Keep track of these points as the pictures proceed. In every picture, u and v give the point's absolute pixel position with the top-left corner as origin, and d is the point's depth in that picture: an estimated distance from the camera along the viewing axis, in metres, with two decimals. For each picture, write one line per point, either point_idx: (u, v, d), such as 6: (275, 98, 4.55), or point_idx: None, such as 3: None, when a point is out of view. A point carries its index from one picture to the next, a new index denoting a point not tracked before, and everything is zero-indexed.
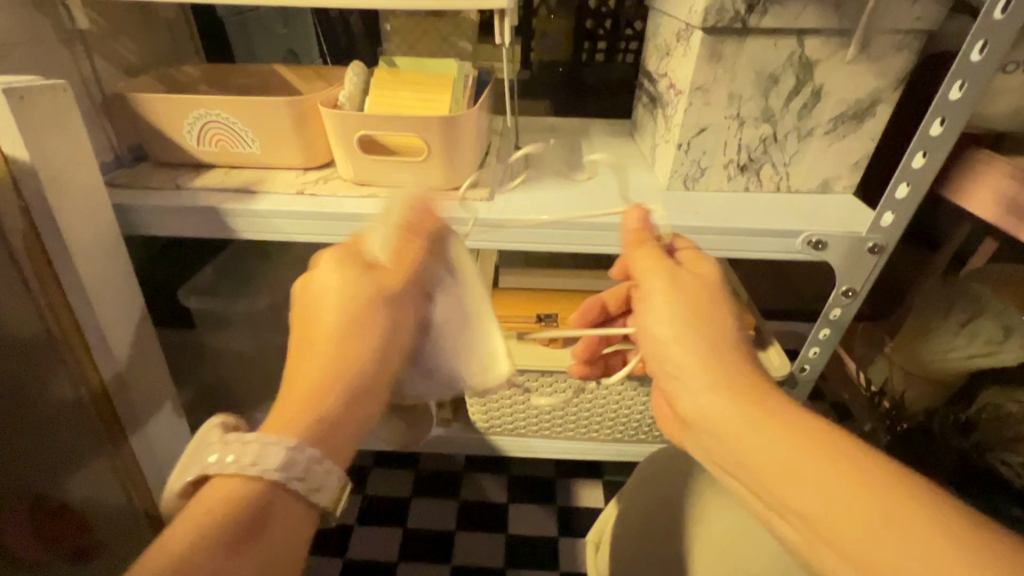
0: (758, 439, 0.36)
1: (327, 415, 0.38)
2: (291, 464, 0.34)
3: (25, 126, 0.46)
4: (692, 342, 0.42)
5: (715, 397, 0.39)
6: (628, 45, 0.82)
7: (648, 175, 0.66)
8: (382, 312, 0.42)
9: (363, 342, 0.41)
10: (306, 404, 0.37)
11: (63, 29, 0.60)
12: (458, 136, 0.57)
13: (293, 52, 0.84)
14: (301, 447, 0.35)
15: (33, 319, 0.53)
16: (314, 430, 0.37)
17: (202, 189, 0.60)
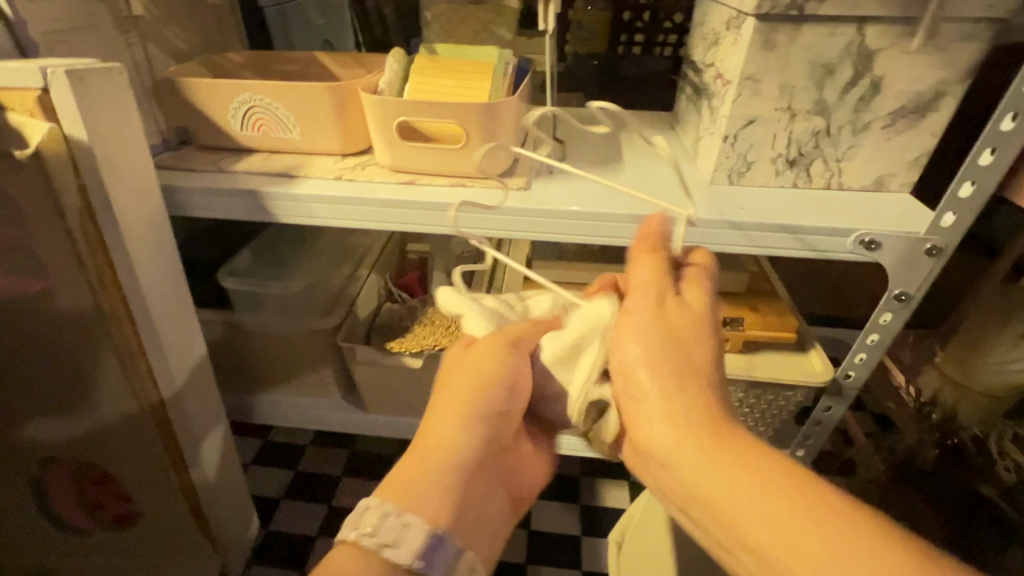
0: (706, 468, 0.36)
1: (428, 487, 0.42)
2: (412, 542, 0.39)
3: (85, 107, 0.47)
4: (665, 374, 0.40)
5: (676, 432, 0.38)
6: (667, 38, 0.80)
7: (688, 168, 0.64)
8: (492, 378, 0.44)
9: (451, 411, 0.44)
10: (410, 478, 0.42)
11: (120, 16, 0.62)
12: (497, 124, 0.56)
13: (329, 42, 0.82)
14: (393, 511, 0.40)
15: (83, 294, 0.55)
16: (434, 505, 0.41)
17: (245, 173, 0.61)
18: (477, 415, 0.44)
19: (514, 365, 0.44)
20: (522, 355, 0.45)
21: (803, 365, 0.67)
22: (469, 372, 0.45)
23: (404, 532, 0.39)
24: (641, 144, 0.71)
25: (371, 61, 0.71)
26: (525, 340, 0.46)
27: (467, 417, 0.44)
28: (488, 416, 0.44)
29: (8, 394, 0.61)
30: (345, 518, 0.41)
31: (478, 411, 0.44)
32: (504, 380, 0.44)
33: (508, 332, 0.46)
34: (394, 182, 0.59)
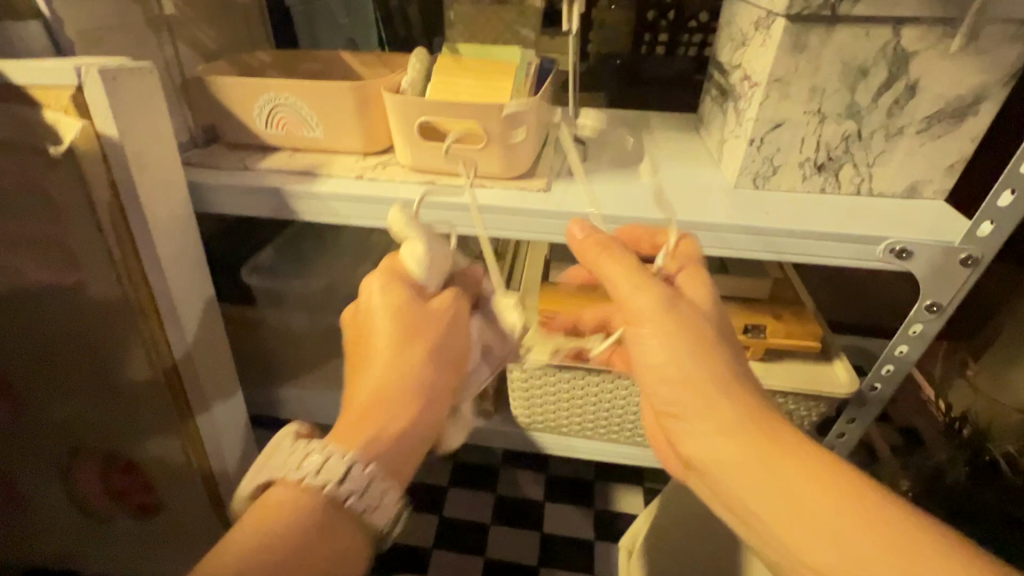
0: (768, 480, 0.39)
1: (386, 438, 0.44)
2: (355, 480, 0.41)
3: (117, 105, 0.48)
4: (699, 384, 0.42)
5: (726, 436, 0.40)
6: (691, 37, 0.79)
7: (712, 172, 0.63)
8: (437, 333, 0.47)
9: (411, 357, 0.46)
10: (358, 422, 0.44)
11: (152, 15, 0.63)
12: (518, 125, 0.56)
13: (354, 41, 0.85)
14: (374, 475, 0.42)
15: (111, 286, 0.57)
16: (375, 449, 0.43)
17: (269, 171, 0.62)
18: (435, 365, 0.47)
19: (457, 322, 0.49)
20: (460, 312, 0.49)
21: (827, 376, 0.65)
22: (413, 326, 0.46)
23: (383, 501, 0.42)
24: (663, 145, 0.70)
25: (395, 61, 0.71)
26: (463, 302, 0.50)
27: (424, 367, 0.46)
28: (441, 369, 0.47)
29: (40, 381, 0.63)
30: (314, 466, 0.41)
31: (431, 365, 0.46)
32: (445, 333, 0.47)
33: (453, 294, 0.49)
34: (414, 182, 0.59)
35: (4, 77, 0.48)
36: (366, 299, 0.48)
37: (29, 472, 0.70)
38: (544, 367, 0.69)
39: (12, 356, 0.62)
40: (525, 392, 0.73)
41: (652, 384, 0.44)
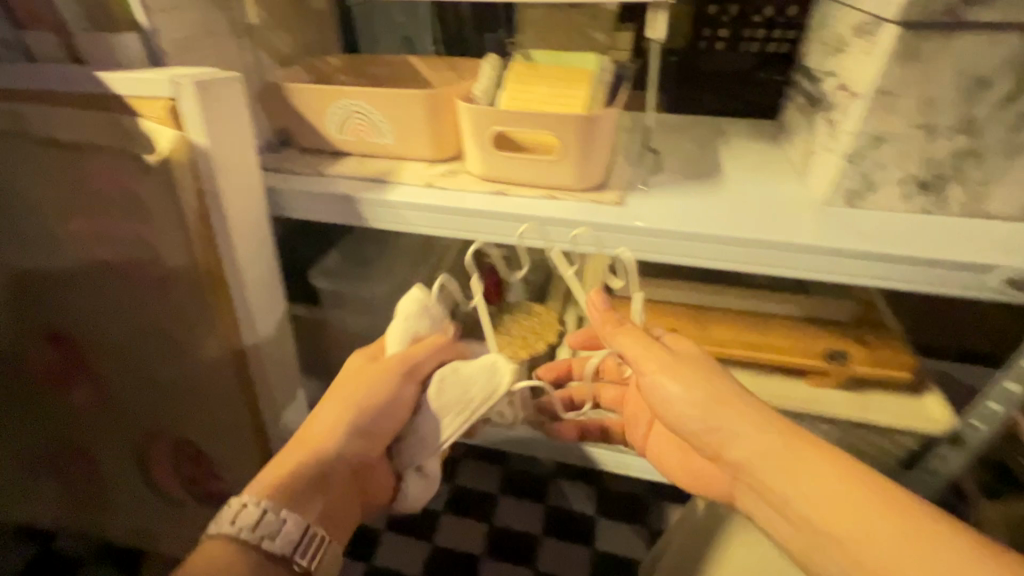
0: (802, 476, 0.40)
1: (294, 478, 0.46)
2: (247, 516, 0.42)
3: (206, 115, 0.50)
4: (721, 396, 0.44)
5: (754, 436, 0.43)
6: (754, 32, 0.73)
7: (796, 186, 0.59)
8: (363, 395, 0.49)
9: (334, 415, 0.49)
10: (284, 465, 0.47)
11: (237, 23, 0.65)
12: (595, 136, 0.54)
13: (408, 40, 0.82)
14: (268, 507, 0.43)
15: (192, 288, 0.59)
16: (280, 487, 0.45)
17: (341, 177, 0.63)
18: (354, 425, 0.48)
19: (396, 388, 0.50)
20: (408, 379, 0.51)
21: (915, 409, 0.60)
22: (353, 383, 0.50)
23: (283, 528, 0.43)
24: (741, 156, 0.66)
25: (464, 66, 0.71)
26: (417, 369, 0.51)
27: (344, 423, 0.48)
28: (365, 433, 0.49)
29: (126, 374, 0.67)
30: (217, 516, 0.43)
31: (352, 420, 0.48)
32: (374, 398, 0.49)
33: (405, 363, 0.51)
34: (485, 192, 0.59)
35: (105, 86, 0.51)
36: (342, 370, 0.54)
37: (108, 456, 0.73)
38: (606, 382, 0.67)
39: (100, 346, 0.66)
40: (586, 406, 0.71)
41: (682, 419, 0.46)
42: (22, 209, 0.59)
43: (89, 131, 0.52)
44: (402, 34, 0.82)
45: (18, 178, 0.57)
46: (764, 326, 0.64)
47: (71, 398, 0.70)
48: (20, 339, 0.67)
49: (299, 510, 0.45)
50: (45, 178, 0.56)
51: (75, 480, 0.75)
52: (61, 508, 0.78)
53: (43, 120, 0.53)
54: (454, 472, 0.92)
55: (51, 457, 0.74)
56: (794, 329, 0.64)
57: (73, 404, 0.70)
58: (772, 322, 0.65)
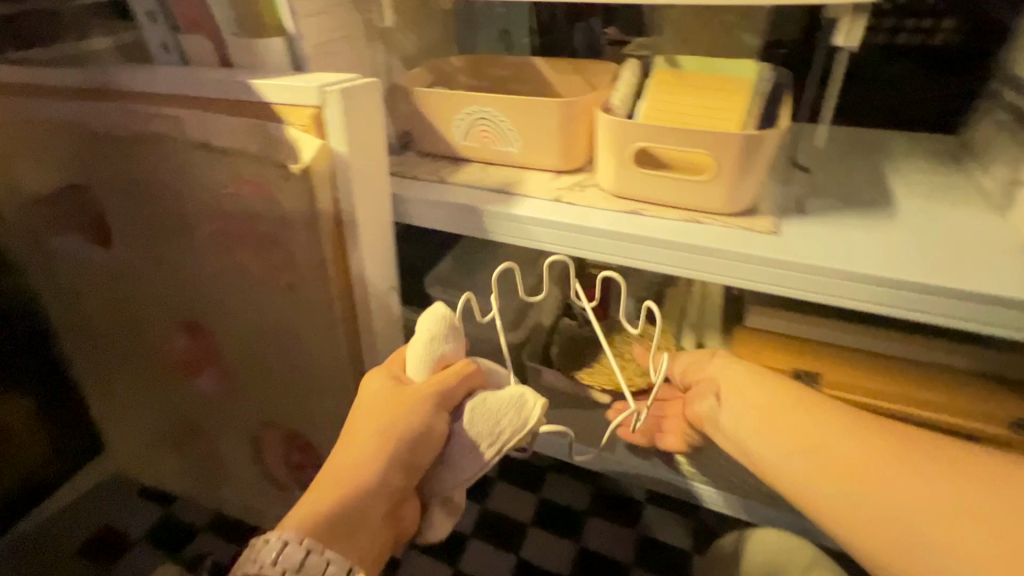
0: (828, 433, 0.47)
1: (332, 513, 0.42)
2: (290, 558, 0.39)
3: (351, 123, 0.50)
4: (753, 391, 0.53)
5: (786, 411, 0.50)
6: (883, 22, 0.64)
7: (992, 222, 0.50)
8: (398, 427, 0.45)
9: (369, 448, 0.44)
10: (324, 499, 0.42)
11: (371, 26, 0.65)
12: (756, 155, 0.49)
13: (507, 32, 0.78)
14: (311, 547, 0.39)
15: (318, 290, 0.60)
16: (327, 525, 0.41)
17: (464, 186, 0.61)
18: (399, 458, 0.44)
19: (430, 421, 0.46)
20: (440, 411, 0.47)
21: None
22: (386, 409, 0.46)
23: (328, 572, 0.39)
24: (913, 180, 0.57)
25: (595, 69, 0.66)
26: (447, 399, 0.47)
27: (383, 454, 0.44)
28: (407, 468, 0.45)
29: (250, 362, 0.70)
30: (256, 552, 0.39)
31: (388, 450, 0.44)
32: (411, 430, 0.45)
33: (437, 391, 0.47)
34: (617, 210, 0.55)
35: (255, 94, 0.51)
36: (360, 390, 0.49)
37: (228, 436, 0.78)
38: None
39: (230, 335, 0.69)
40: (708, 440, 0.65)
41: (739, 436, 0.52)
42: (171, 203, 0.62)
43: (239, 139, 0.54)
44: (502, 27, 0.78)
45: (169, 175, 0.60)
46: (934, 380, 0.56)
47: (200, 380, 0.74)
48: (162, 324, 0.72)
49: (342, 549, 0.41)
50: (194, 179, 0.59)
51: (198, 455, 0.81)
52: (183, 477, 0.84)
53: (198, 127, 0.55)
54: (541, 484, 0.89)
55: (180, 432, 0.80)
56: (970, 387, 0.55)
57: (202, 387, 0.75)
58: (939, 377, 0.56)
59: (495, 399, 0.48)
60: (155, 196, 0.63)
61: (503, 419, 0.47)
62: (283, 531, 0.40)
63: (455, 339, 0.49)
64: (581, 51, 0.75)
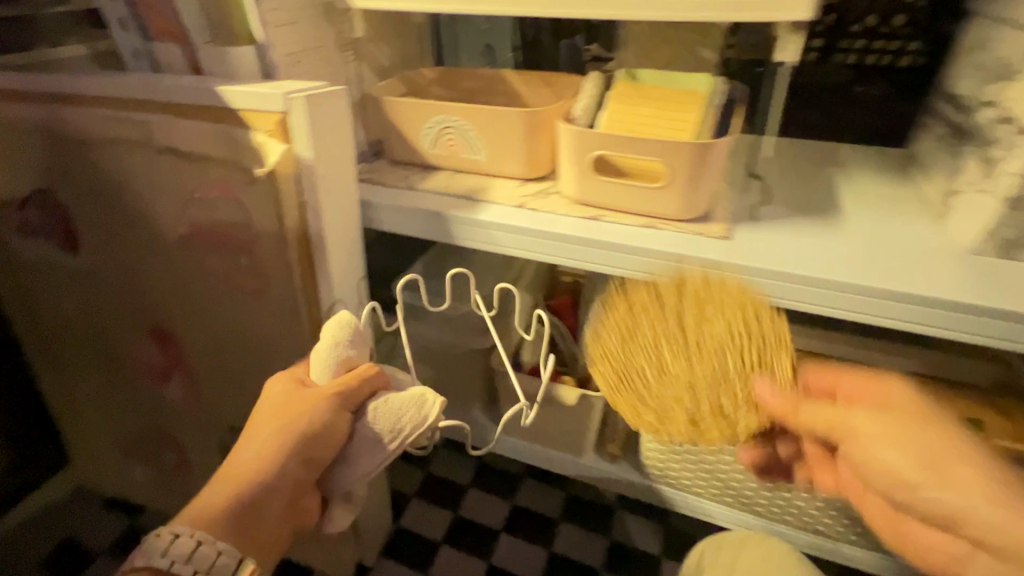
0: (939, 478, 0.44)
1: (228, 507, 0.43)
2: (176, 545, 0.40)
3: (314, 129, 0.51)
4: (890, 420, 0.46)
5: (912, 448, 0.45)
6: (853, 44, 0.68)
7: (933, 229, 0.53)
8: (297, 424, 0.45)
9: (262, 446, 0.44)
10: (221, 495, 0.43)
11: (343, 37, 0.66)
12: (707, 163, 0.51)
13: (491, 47, 0.80)
14: (202, 538, 0.41)
15: (285, 295, 0.61)
16: (224, 521, 0.42)
17: (431, 192, 0.62)
18: (297, 453, 0.44)
19: (330, 422, 0.46)
20: (340, 410, 0.47)
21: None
22: (287, 408, 0.46)
23: (217, 562, 0.40)
24: (862, 189, 0.60)
25: (561, 83, 0.69)
26: (350, 398, 0.47)
27: (278, 452, 0.44)
28: (304, 464, 0.45)
29: (217, 369, 0.70)
30: (145, 546, 0.41)
31: (285, 447, 0.44)
32: (309, 429, 0.45)
33: (340, 390, 0.47)
34: (577, 215, 0.56)
35: (222, 99, 0.53)
36: (264, 391, 0.50)
37: (195, 444, 0.77)
38: None
39: (196, 340, 0.69)
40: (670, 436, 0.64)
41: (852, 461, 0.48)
42: (138, 208, 0.63)
43: (207, 143, 0.55)
44: (485, 42, 0.80)
45: (135, 180, 0.61)
46: None
47: (167, 385, 0.73)
48: (130, 329, 0.71)
49: (236, 544, 0.42)
50: (162, 183, 0.59)
51: (164, 464, 0.80)
52: (146, 485, 0.82)
53: (166, 131, 0.56)
54: (514, 490, 0.90)
55: (144, 439, 0.79)
56: None
57: (170, 395, 0.74)
58: None
59: (396, 398, 0.48)
60: (120, 200, 0.63)
61: (404, 417, 0.47)
62: (176, 525, 0.42)
63: (359, 342, 0.51)
64: (564, 66, 0.77)
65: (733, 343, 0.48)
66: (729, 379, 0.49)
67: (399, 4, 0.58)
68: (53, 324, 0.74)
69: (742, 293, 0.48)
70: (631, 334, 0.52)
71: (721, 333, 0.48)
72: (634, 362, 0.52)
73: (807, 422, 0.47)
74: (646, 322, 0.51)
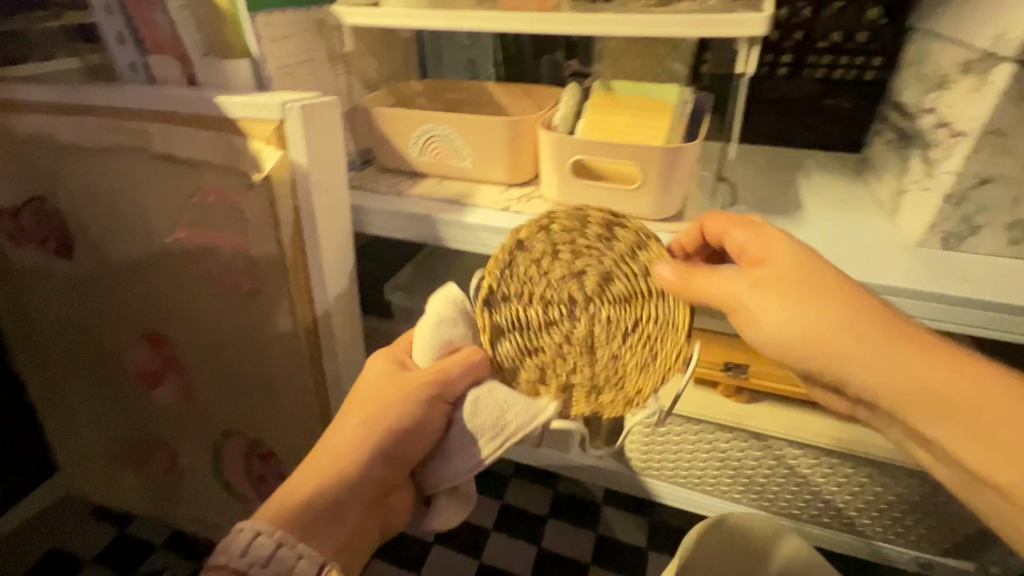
0: (845, 327, 0.40)
1: (316, 500, 0.40)
2: (253, 545, 0.37)
3: (308, 137, 0.54)
4: (777, 279, 0.42)
5: (802, 302, 0.41)
6: (819, 58, 0.74)
7: (885, 225, 0.58)
8: (390, 420, 0.44)
9: (354, 440, 0.43)
10: (304, 488, 0.41)
11: (334, 51, 0.70)
12: (678, 165, 0.55)
13: (473, 63, 0.87)
14: (282, 540, 0.38)
15: (280, 297, 0.62)
16: (304, 520, 0.39)
17: (420, 197, 0.65)
18: (384, 451, 0.43)
19: (423, 416, 0.45)
20: (436, 401, 0.45)
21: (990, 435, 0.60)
22: (383, 400, 0.45)
23: (297, 564, 0.37)
24: (823, 191, 0.65)
25: (542, 94, 0.73)
26: (448, 389, 0.45)
27: (367, 448, 0.43)
28: (391, 459, 0.44)
29: (209, 372, 0.71)
30: (225, 544, 0.37)
31: (378, 443, 0.43)
32: (401, 424, 0.44)
33: (437, 379, 0.45)
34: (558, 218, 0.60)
35: (221, 110, 0.55)
36: (362, 373, 0.48)
37: (185, 450, 0.77)
38: (672, 416, 0.64)
39: (188, 345, 0.70)
40: (644, 442, 0.68)
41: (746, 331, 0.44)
42: (134, 214, 0.64)
43: (205, 151, 0.57)
44: (468, 57, 0.87)
45: (132, 188, 0.63)
46: None
47: (159, 390, 0.74)
48: (123, 334, 0.72)
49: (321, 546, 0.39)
50: (159, 190, 0.62)
51: (153, 471, 0.80)
52: (134, 493, 0.82)
53: (164, 139, 0.58)
54: (503, 490, 0.91)
55: (134, 445, 0.79)
56: None
57: (162, 400, 0.75)
58: None
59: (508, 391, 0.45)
60: (115, 207, 0.65)
61: (511, 412, 0.44)
62: (251, 522, 0.38)
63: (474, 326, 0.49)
64: (545, 79, 0.84)
65: (610, 275, 0.46)
66: (643, 308, 0.45)
67: (388, 20, 0.62)
68: (45, 331, 0.75)
69: (581, 228, 0.46)
70: (538, 345, 0.47)
71: (595, 280, 0.46)
72: (565, 361, 0.47)
73: (708, 296, 0.42)
74: (532, 329, 0.47)
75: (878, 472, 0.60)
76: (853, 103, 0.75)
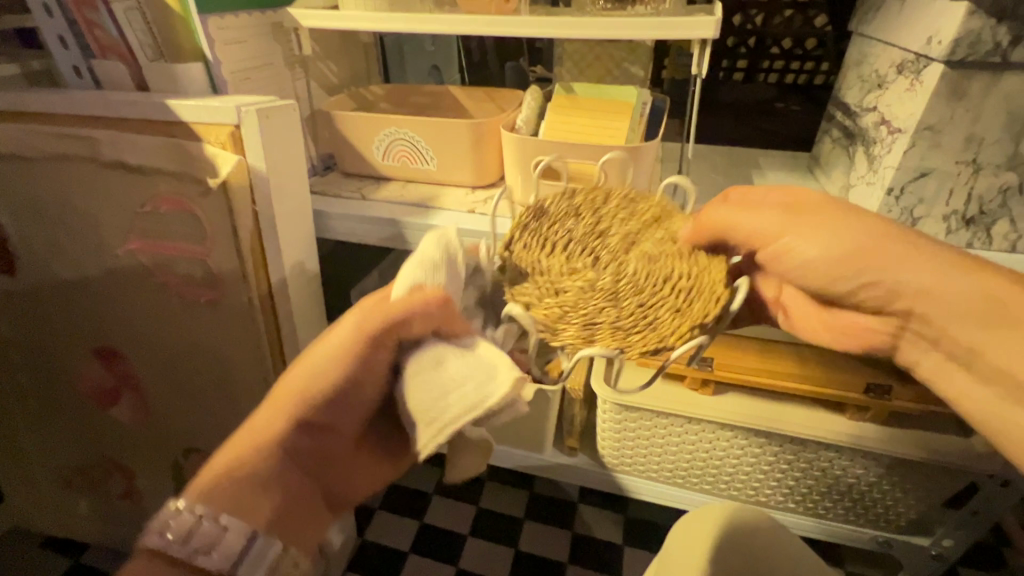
0: (885, 244, 0.40)
1: (239, 468, 0.35)
2: (174, 518, 0.33)
3: (265, 139, 0.53)
4: (807, 209, 0.43)
5: (835, 226, 0.41)
6: (771, 63, 0.77)
7: None
8: (321, 374, 0.37)
9: (282, 400, 0.37)
10: (228, 456, 0.36)
11: (291, 54, 0.68)
12: (638, 165, 0.56)
13: (436, 68, 0.88)
14: (205, 513, 0.33)
15: (238, 302, 0.60)
16: (228, 490, 0.35)
17: (384, 202, 0.65)
18: (313, 410, 0.37)
19: (360, 366, 0.37)
20: (381, 348, 0.38)
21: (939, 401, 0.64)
22: (320, 351, 0.38)
23: (222, 538, 0.33)
24: None
25: (505, 98, 0.74)
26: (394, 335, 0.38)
27: (294, 408, 0.37)
28: (329, 421, 0.38)
29: (167, 384, 0.68)
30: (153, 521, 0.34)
31: (308, 400, 0.37)
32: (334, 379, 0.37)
33: (379, 323, 0.38)
34: None
35: (174, 113, 0.54)
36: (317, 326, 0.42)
37: (144, 468, 0.74)
38: (641, 411, 0.65)
39: (144, 357, 0.67)
40: (616, 436, 0.69)
41: (778, 264, 0.43)
42: (80, 223, 0.61)
43: (155, 152, 0.55)
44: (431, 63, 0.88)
45: (78, 195, 0.60)
46: (799, 356, 0.63)
47: (114, 407, 0.71)
48: (72, 350, 0.69)
49: (250, 517, 0.34)
50: (109, 198, 0.59)
51: (108, 494, 0.76)
52: (90, 517, 0.78)
53: (113, 146, 0.56)
54: (478, 494, 0.91)
55: (87, 467, 0.75)
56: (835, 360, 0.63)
57: (117, 417, 0.71)
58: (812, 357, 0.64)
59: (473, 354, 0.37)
60: (61, 217, 0.62)
61: (472, 378, 0.36)
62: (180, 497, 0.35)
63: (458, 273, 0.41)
64: (506, 83, 0.85)
65: (634, 239, 0.43)
66: (674, 263, 0.41)
67: (347, 23, 0.61)
68: None
69: (605, 203, 0.46)
70: (559, 286, 0.40)
71: (620, 237, 0.43)
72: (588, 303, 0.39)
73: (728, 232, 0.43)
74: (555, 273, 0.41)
75: (838, 455, 0.62)
76: (803, 104, 0.79)
